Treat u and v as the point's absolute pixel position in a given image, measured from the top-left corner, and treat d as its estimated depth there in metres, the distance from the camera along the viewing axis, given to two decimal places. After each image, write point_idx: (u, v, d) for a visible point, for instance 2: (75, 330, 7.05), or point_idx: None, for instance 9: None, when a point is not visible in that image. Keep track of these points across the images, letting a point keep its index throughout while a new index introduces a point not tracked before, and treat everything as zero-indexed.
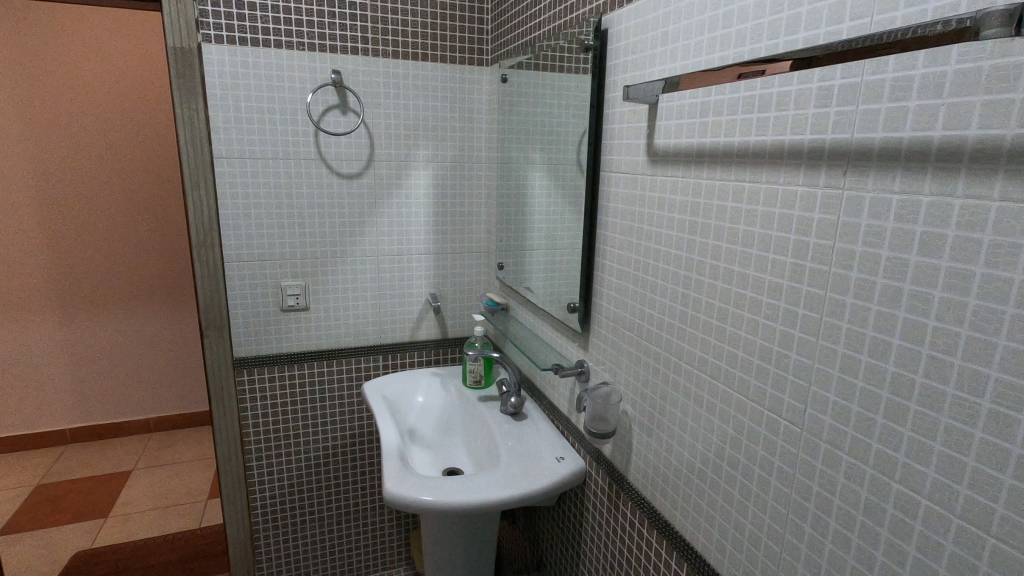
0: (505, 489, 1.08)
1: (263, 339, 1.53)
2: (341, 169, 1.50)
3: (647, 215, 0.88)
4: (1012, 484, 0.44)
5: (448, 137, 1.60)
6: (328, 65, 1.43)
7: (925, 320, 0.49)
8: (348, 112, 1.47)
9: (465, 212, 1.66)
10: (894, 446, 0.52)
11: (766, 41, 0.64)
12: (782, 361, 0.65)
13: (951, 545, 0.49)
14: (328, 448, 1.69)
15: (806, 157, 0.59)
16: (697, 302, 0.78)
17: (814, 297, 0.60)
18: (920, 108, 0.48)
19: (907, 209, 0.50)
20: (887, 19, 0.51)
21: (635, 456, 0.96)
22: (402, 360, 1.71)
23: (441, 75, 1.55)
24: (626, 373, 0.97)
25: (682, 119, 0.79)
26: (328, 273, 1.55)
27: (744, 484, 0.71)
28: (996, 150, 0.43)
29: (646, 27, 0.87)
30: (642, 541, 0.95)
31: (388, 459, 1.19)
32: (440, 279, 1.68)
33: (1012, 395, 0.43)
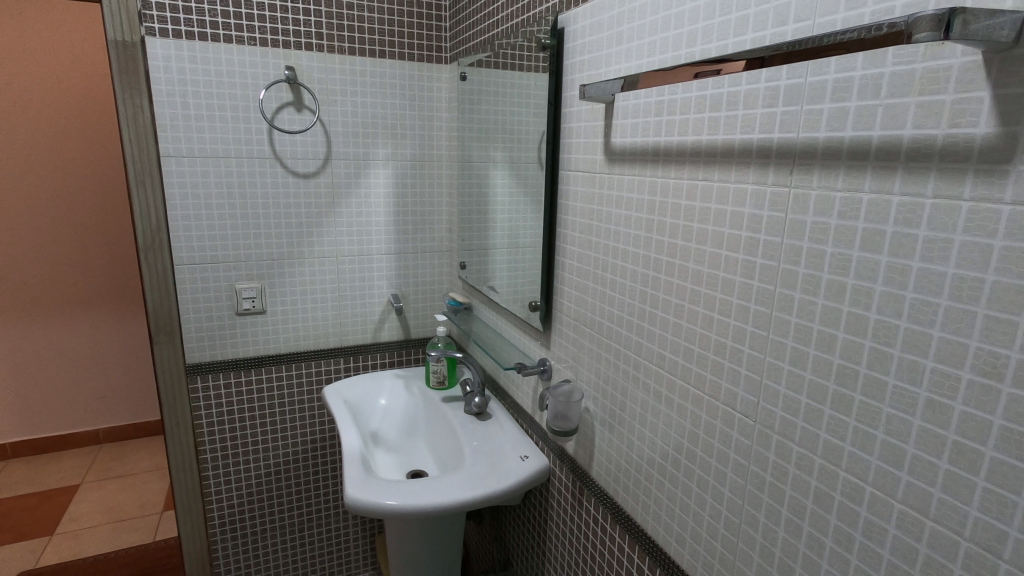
0: (469, 490, 1.07)
1: (218, 344, 1.48)
2: (297, 169, 1.46)
3: (606, 212, 0.89)
4: (948, 469, 0.46)
5: (408, 136, 1.58)
6: (282, 61, 1.39)
7: (868, 313, 0.51)
8: (303, 109, 1.43)
9: (426, 210, 1.65)
10: (841, 436, 0.54)
11: (716, 41, 0.66)
12: (735, 355, 0.66)
13: (894, 529, 0.50)
14: (288, 455, 1.65)
15: (756, 157, 0.61)
16: (656, 299, 0.79)
17: (765, 293, 0.61)
18: (861, 108, 0.50)
19: (850, 206, 0.51)
20: (828, 23, 0.53)
21: (597, 453, 0.97)
22: (365, 362, 1.68)
23: (400, 73, 1.53)
24: (587, 371, 0.98)
25: (637, 119, 0.79)
26: (286, 275, 1.51)
27: (702, 477, 0.73)
28: (929, 149, 0.45)
29: (601, 27, 0.87)
30: (606, 537, 0.96)
31: (349, 463, 1.17)
32: (402, 278, 1.66)
33: (946, 383, 0.45)
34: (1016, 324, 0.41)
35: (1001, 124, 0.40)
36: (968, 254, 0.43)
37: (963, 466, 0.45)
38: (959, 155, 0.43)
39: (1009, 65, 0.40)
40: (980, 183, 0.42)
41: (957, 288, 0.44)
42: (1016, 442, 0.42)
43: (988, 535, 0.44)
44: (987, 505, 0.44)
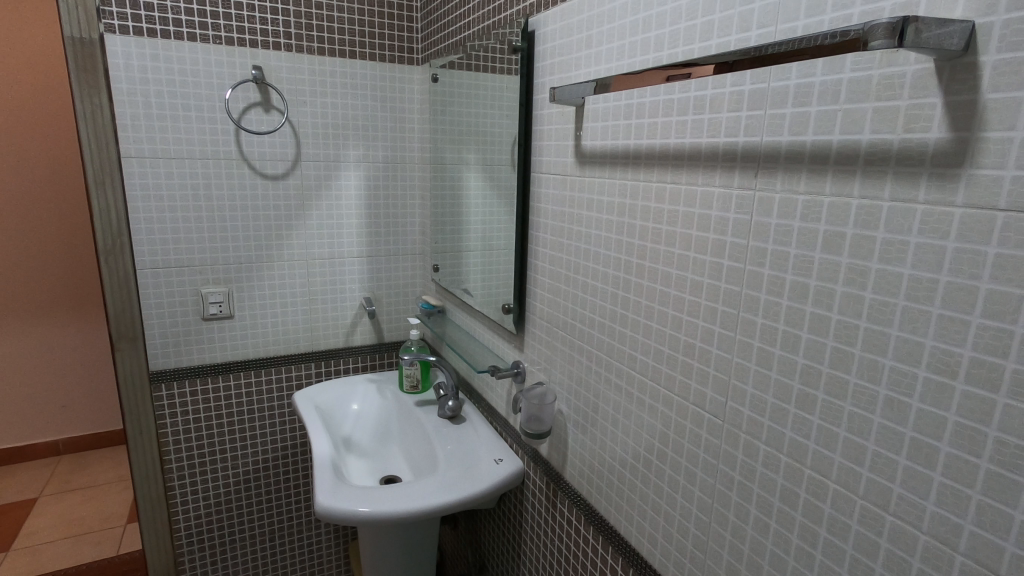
0: (442, 495, 1.06)
1: (183, 350, 1.44)
2: (265, 170, 1.43)
3: (578, 214, 0.89)
4: (907, 465, 0.47)
5: (380, 137, 1.56)
6: (249, 61, 1.36)
7: (829, 313, 0.52)
8: (271, 110, 1.41)
9: (399, 213, 1.63)
10: (805, 434, 0.55)
11: (682, 46, 0.66)
12: (704, 356, 0.67)
13: (857, 524, 0.52)
14: (257, 463, 1.61)
15: (722, 160, 0.62)
16: (626, 301, 0.79)
17: (732, 294, 0.62)
18: (821, 113, 0.51)
19: (811, 209, 0.53)
20: (789, 29, 0.54)
21: (571, 455, 0.98)
22: (337, 367, 1.65)
23: (372, 74, 1.51)
24: (560, 373, 0.98)
25: (608, 122, 0.80)
26: (254, 279, 1.48)
27: (673, 477, 0.74)
28: (886, 154, 0.46)
29: (571, 30, 0.88)
30: (580, 538, 0.96)
31: (320, 470, 1.15)
32: (375, 281, 1.64)
33: (903, 381, 0.47)
34: (967, 323, 0.42)
35: (952, 130, 0.42)
36: (923, 256, 0.44)
37: (921, 461, 0.46)
38: (914, 159, 0.44)
39: (959, 74, 0.41)
40: (933, 187, 0.43)
41: (914, 289, 0.45)
42: (969, 437, 0.43)
43: (944, 528, 0.45)
44: (943, 499, 0.45)
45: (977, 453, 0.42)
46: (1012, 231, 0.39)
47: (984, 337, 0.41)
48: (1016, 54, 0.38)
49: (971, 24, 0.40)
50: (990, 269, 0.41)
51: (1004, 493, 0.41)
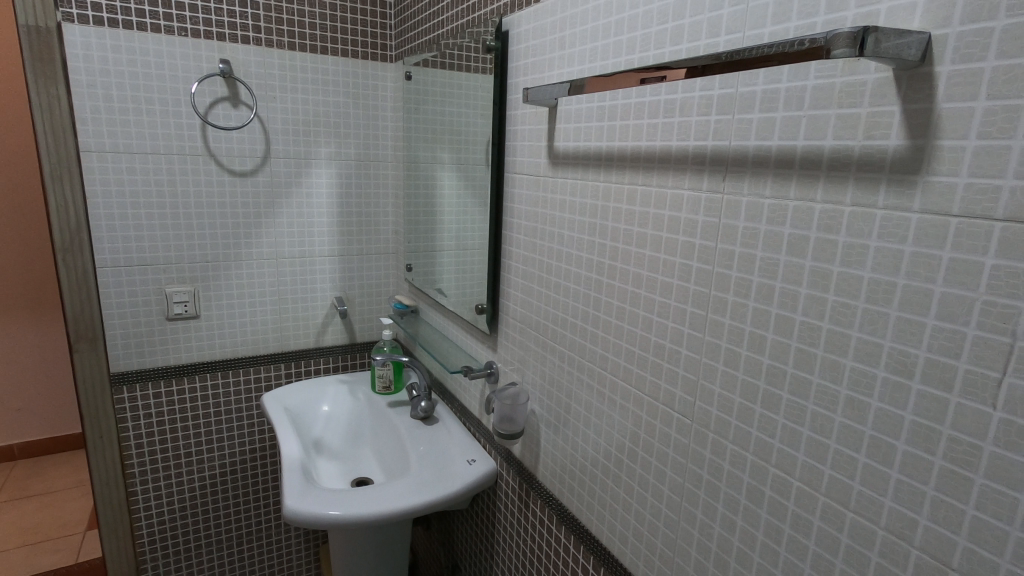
0: (415, 497, 1.05)
1: (146, 351, 1.40)
2: (232, 167, 1.40)
3: (551, 215, 0.89)
4: (866, 462, 0.48)
5: (352, 135, 1.54)
6: (216, 54, 1.33)
7: (794, 315, 0.53)
8: (239, 105, 1.38)
9: (371, 211, 1.61)
10: (770, 433, 0.57)
11: (654, 49, 0.67)
12: (674, 356, 0.68)
13: (818, 521, 0.53)
14: (224, 466, 1.57)
15: (692, 163, 0.62)
16: (598, 301, 0.80)
17: (700, 296, 0.63)
18: (786, 119, 0.52)
19: (777, 212, 0.54)
20: (756, 36, 0.55)
21: (543, 455, 0.98)
22: (308, 367, 1.63)
23: (344, 71, 1.49)
24: (533, 373, 0.98)
25: (580, 124, 0.80)
26: (222, 278, 1.44)
27: (643, 475, 0.74)
28: (848, 159, 0.47)
29: (544, 31, 0.88)
30: (552, 538, 0.96)
31: (290, 473, 1.13)
32: (347, 280, 1.62)
33: (863, 381, 0.48)
34: (923, 325, 0.43)
35: (910, 137, 0.43)
36: (882, 259, 0.46)
37: (879, 459, 0.47)
38: (874, 165, 0.46)
39: (917, 83, 0.42)
40: (892, 192, 0.45)
41: (873, 292, 0.47)
42: (924, 435, 0.44)
43: (901, 523, 0.46)
44: (899, 495, 0.46)
45: (932, 451, 0.44)
46: (964, 236, 0.41)
47: (938, 337, 0.43)
48: (969, 66, 0.39)
49: (928, 35, 0.41)
50: (944, 272, 0.42)
51: (956, 489, 0.43)
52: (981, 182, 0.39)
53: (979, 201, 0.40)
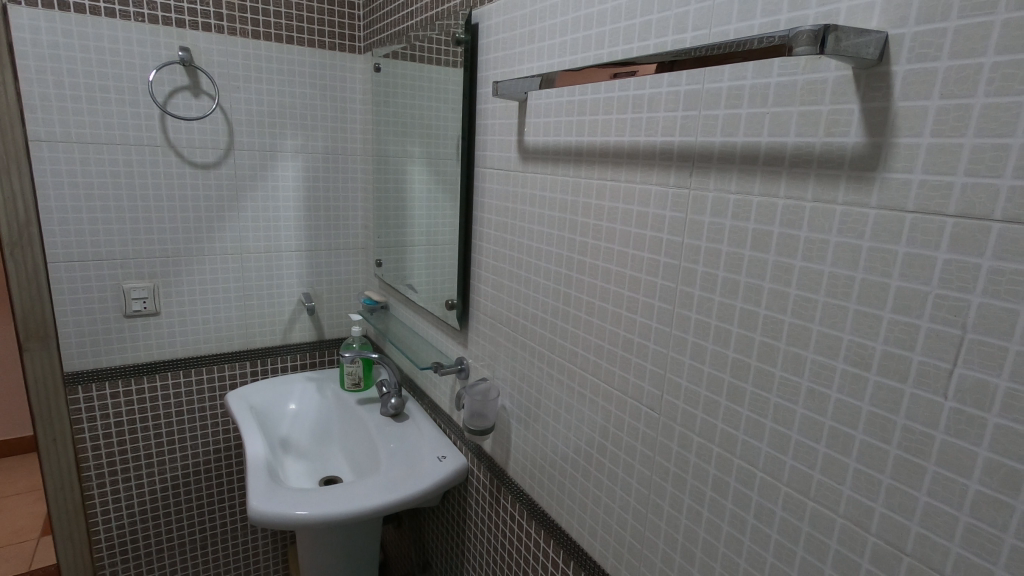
0: (384, 495, 1.04)
1: (102, 349, 1.34)
2: (194, 158, 1.35)
3: (521, 210, 0.89)
4: (826, 452, 0.50)
5: (319, 127, 1.50)
6: (175, 41, 1.28)
7: (758, 309, 0.54)
8: (201, 94, 1.33)
9: (339, 205, 1.58)
10: (735, 425, 0.57)
11: (622, 44, 0.67)
12: (642, 350, 0.68)
13: (781, 510, 0.54)
14: (187, 467, 1.53)
15: (660, 158, 0.63)
16: (568, 296, 0.80)
17: (668, 291, 0.64)
18: (750, 115, 0.53)
19: (742, 208, 0.54)
20: (721, 32, 0.55)
21: (514, 451, 0.98)
22: (274, 365, 1.59)
23: (310, 61, 1.46)
24: (503, 369, 0.98)
25: (550, 118, 0.80)
26: (183, 273, 1.40)
27: (612, 469, 0.75)
28: (809, 156, 0.48)
29: (513, 25, 0.87)
30: (523, 533, 0.96)
31: (255, 472, 1.10)
32: (314, 276, 1.59)
33: (823, 373, 0.49)
34: (879, 318, 0.45)
35: (868, 135, 0.44)
36: (842, 255, 0.47)
37: (838, 449, 0.49)
38: (834, 161, 0.47)
39: (874, 82, 0.43)
40: (851, 189, 0.46)
41: (833, 286, 0.48)
42: (880, 425, 0.46)
43: (858, 511, 0.48)
44: (857, 484, 0.48)
45: (887, 440, 0.45)
46: (919, 231, 0.42)
47: (894, 330, 0.44)
48: (923, 65, 0.41)
49: (885, 34, 0.42)
50: (900, 266, 0.43)
51: (910, 476, 0.44)
52: (935, 179, 0.41)
53: (932, 198, 0.41)
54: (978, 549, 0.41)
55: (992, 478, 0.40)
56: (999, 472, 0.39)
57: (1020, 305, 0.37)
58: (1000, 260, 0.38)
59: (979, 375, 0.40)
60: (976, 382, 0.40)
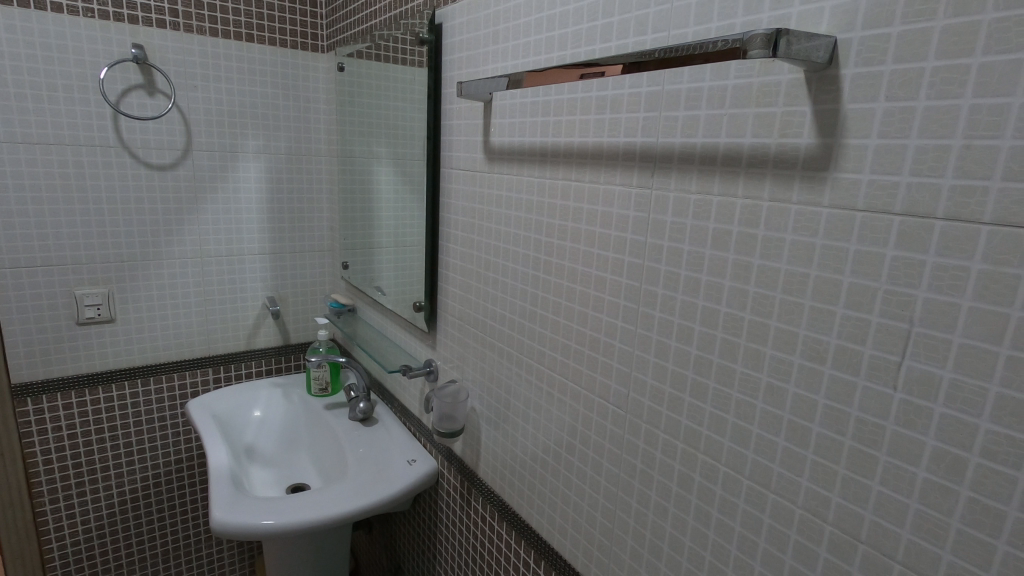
0: (354, 501, 1.02)
1: (54, 359, 1.29)
2: (150, 159, 1.31)
3: (487, 211, 0.89)
4: (785, 445, 0.51)
5: (282, 128, 1.48)
6: (128, 38, 1.24)
7: (719, 306, 0.55)
8: (156, 93, 1.29)
9: (304, 207, 1.55)
10: (699, 421, 0.58)
11: (584, 46, 0.67)
12: (608, 349, 0.69)
13: (743, 503, 0.55)
14: (146, 478, 1.48)
15: (623, 159, 0.63)
16: (536, 296, 0.80)
17: (632, 289, 0.64)
18: (708, 117, 0.54)
19: (702, 208, 0.55)
20: (680, 35, 0.56)
21: (484, 452, 0.97)
22: (238, 371, 1.55)
23: (271, 60, 1.43)
24: (472, 370, 0.98)
25: (514, 119, 0.80)
26: (139, 278, 1.35)
27: (581, 468, 0.75)
28: (765, 157, 0.50)
29: (477, 25, 0.87)
30: (494, 535, 0.96)
31: (218, 482, 1.07)
32: (279, 279, 1.55)
33: (781, 368, 0.50)
34: (833, 313, 0.46)
35: (820, 136, 0.45)
36: (797, 252, 0.48)
37: (795, 441, 0.50)
38: (788, 162, 0.48)
39: (825, 84, 0.45)
40: (805, 188, 0.47)
41: (789, 283, 0.49)
42: (835, 418, 0.47)
43: (816, 501, 0.49)
44: (815, 475, 0.49)
45: (842, 431, 0.47)
46: (868, 229, 0.43)
47: (847, 325, 0.45)
48: (870, 69, 0.42)
49: (834, 39, 0.43)
50: (851, 263, 0.45)
51: (863, 466, 0.46)
52: (882, 179, 0.42)
53: (880, 196, 0.42)
54: (926, 534, 0.42)
55: (938, 466, 0.41)
56: (945, 460, 0.41)
57: (961, 299, 0.39)
58: (943, 256, 0.39)
59: (926, 367, 0.41)
60: (922, 374, 0.41)
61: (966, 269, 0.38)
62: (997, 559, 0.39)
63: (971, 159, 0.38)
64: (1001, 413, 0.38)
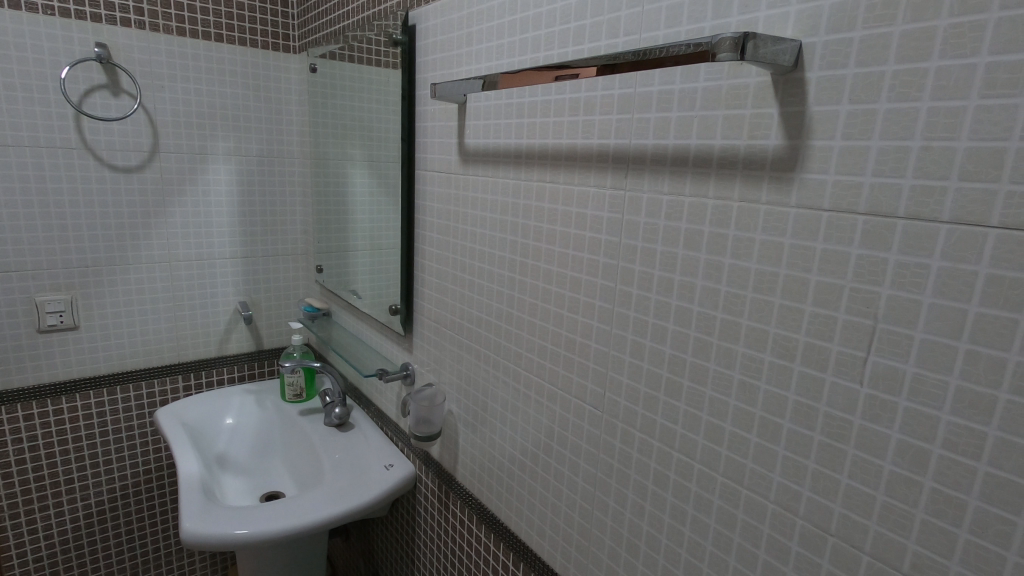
0: (329, 507, 1.01)
1: (13, 368, 1.24)
2: (115, 161, 1.27)
3: (463, 213, 0.89)
4: (757, 441, 0.52)
5: (253, 129, 1.45)
6: (91, 37, 1.20)
7: (691, 305, 0.56)
8: (120, 94, 1.25)
9: (277, 210, 1.53)
10: (674, 419, 0.59)
11: (557, 48, 0.68)
12: (584, 350, 0.69)
13: (718, 500, 0.56)
14: (113, 490, 1.43)
15: (596, 160, 0.64)
16: (512, 298, 0.80)
17: (607, 290, 0.65)
18: (680, 119, 0.55)
19: (675, 209, 0.56)
20: (651, 37, 0.57)
21: (462, 455, 0.97)
22: (209, 378, 1.52)
23: (242, 61, 1.40)
24: (449, 373, 0.97)
25: (489, 121, 0.80)
26: (105, 283, 1.31)
27: (559, 468, 0.75)
28: (734, 158, 0.50)
29: (451, 27, 0.87)
30: (472, 538, 0.96)
31: (188, 492, 1.04)
32: (251, 283, 1.52)
33: (753, 366, 0.51)
34: (801, 311, 0.47)
35: (787, 137, 0.46)
36: (767, 252, 0.49)
37: (767, 437, 0.51)
38: (757, 163, 0.49)
39: (790, 87, 0.46)
40: (773, 189, 0.48)
41: (759, 282, 0.50)
42: (805, 413, 0.48)
43: (787, 496, 0.50)
44: (786, 470, 0.50)
45: (811, 427, 0.48)
46: (834, 228, 0.44)
47: (815, 322, 0.46)
48: (833, 72, 0.43)
49: (799, 43, 0.44)
50: (818, 262, 0.46)
51: (832, 461, 0.47)
52: (847, 180, 0.43)
53: (845, 197, 0.43)
54: (893, 525, 0.44)
55: (903, 459, 0.42)
56: (909, 452, 0.42)
57: (923, 295, 0.40)
58: (905, 253, 0.41)
59: (890, 362, 0.42)
60: (887, 369, 0.42)
61: (927, 266, 0.40)
62: (959, 547, 0.40)
63: (929, 160, 0.39)
64: (961, 405, 0.39)
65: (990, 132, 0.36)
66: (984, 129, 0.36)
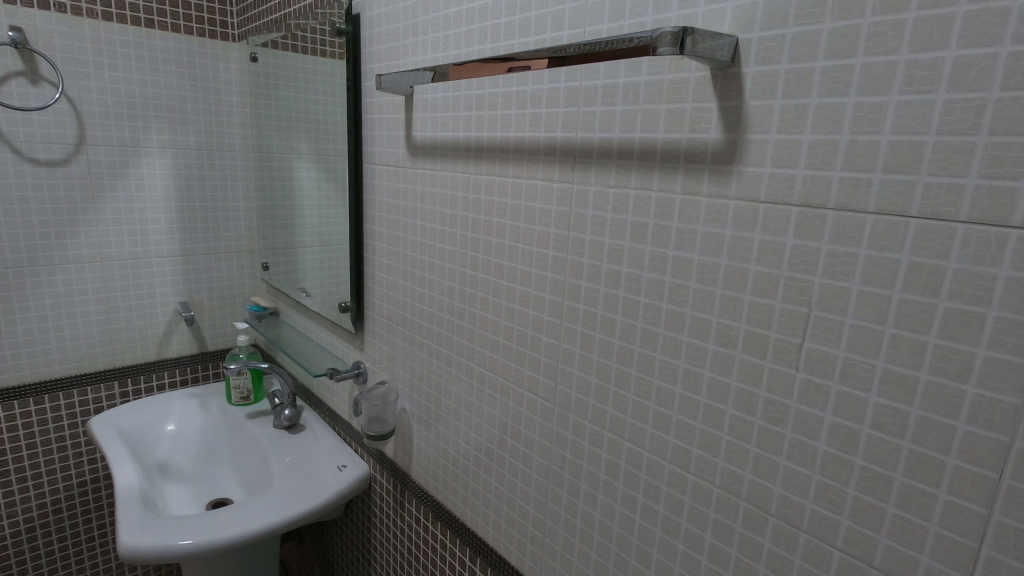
0: (280, 512, 0.98)
1: None
2: (35, 154, 1.18)
3: (412, 206, 0.87)
4: (702, 428, 0.53)
5: (189, 121, 1.38)
6: (3, 19, 1.11)
7: (638, 297, 0.57)
8: (39, 81, 1.17)
9: (218, 206, 1.46)
10: (623, 409, 0.60)
11: (503, 40, 0.67)
12: (536, 343, 0.69)
13: (666, 487, 0.57)
14: (44, 506, 1.35)
15: (544, 153, 0.64)
16: (463, 292, 0.79)
17: (557, 283, 0.65)
18: (625, 112, 0.55)
19: (621, 201, 0.57)
20: (595, 31, 0.57)
21: (416, 452, 0.96)
22: (148, 383, 1.44)
23: (175, 48, 1.33)
24: (402, 370, 0.95)
25: (436, 113, 0.78)
26: (28, 286, 1.22)
27: (513, 462, 0.76)
28: (677, 151, 0.51)
29: (396, 16, 0.85)
30: (429, 536, 0.95)
31: (125, 504, 0.99)
32: (192, 282, 1.46)
33: (698, 354, 0.52)
34: (742, 301, 0.48)
35: (725, 131, 0.48)
36: (709, 243, 0.50)
37: (711, 424, 0.52)
38: (698, 156, 0.50)
39: (729, 82, 0.47)
40: (714, 181, 0.49)
41: (702, 272, 0.51)
42: (746, 399, 0.50)
43: (731, 479, 0.52)
44: (729, 455, 0.51)
45: (751, 412, 0.49)
46: (770, 219, 0.46)
47: (754, 311, 0.48)
48: (767, 68, 0.44)
49: (736, 38, 0.46)
50: (756, 253, 0.47)
51: (771, 444, 0.48)
52: (781, 172, 0.45)
53: (779, 189, 0.45)
54: (827, 502, 0.46)
55: (836, 439, 0.44)
56: (841, 433, 0.44)
57: (851, 283, 0.42)
58: (836, 244, 0.42)
59: (822, 348, 0.44)
60: (820, 354, 0.44)
61: (855, 256, 0.41)
62: (886, 521, 0.43)
63: (856, 153, 0.41)
64: (887, 387, 0.41)
65: (911, 126, 0.38)
66: (905, 123, 0.38)
